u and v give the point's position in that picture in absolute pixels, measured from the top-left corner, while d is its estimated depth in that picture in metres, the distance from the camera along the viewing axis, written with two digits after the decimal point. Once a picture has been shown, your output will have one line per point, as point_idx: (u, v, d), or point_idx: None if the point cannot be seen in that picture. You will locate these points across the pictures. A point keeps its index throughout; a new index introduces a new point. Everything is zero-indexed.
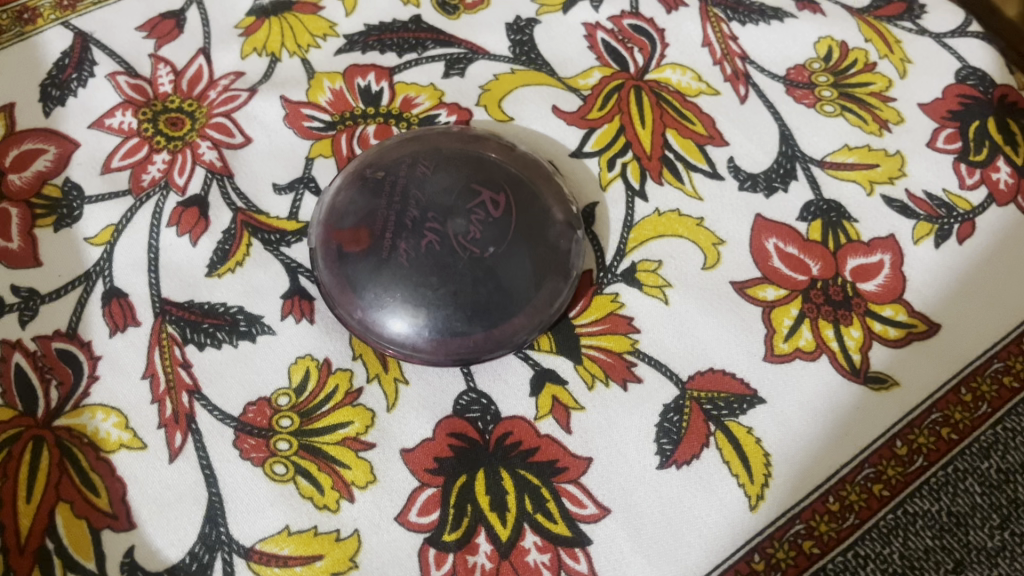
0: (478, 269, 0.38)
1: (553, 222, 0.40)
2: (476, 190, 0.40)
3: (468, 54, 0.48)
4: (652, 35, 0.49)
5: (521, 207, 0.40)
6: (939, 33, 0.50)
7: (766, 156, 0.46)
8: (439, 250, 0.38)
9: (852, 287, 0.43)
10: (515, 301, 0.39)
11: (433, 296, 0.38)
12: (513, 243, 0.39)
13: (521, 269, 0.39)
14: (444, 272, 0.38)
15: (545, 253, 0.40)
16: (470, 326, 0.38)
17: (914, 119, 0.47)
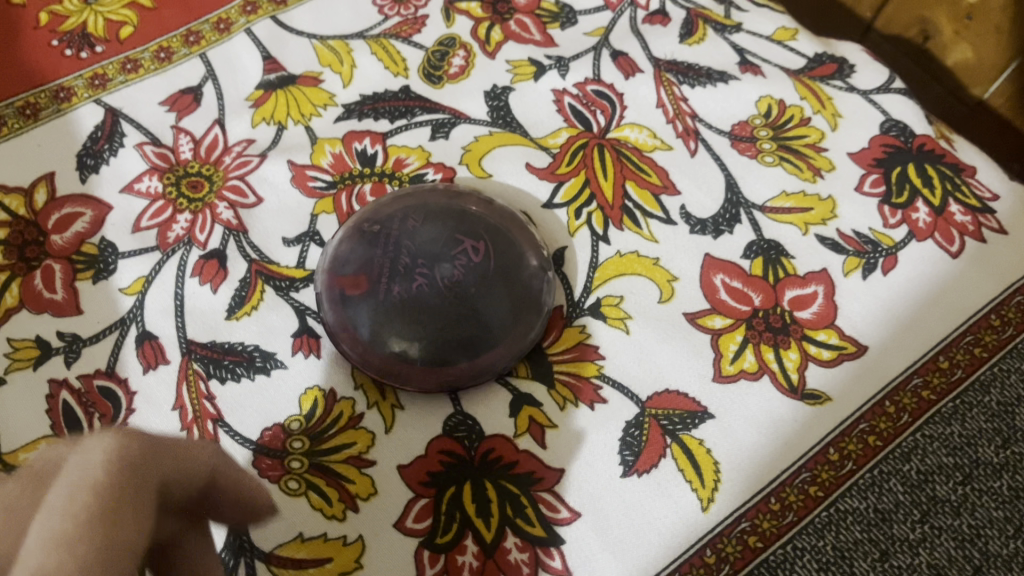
0: (462, 307, 0.44)
1: (526, 266, 0.47)
2: (459, 239, 0.46)
3: (451, 119, 0.55)
4: (613, 99, 0.56)
5: (498, 252, 0.46)
6: (866, 90, 0.57)
7: (713, 203, 0.52)
8: (429, 292, 0.45)
9: (790, 315, 0.49)
10: (495, 334, 0.45)
11: (424, 331, 0.44)
12: (493, 284, 0.45)
13: (500, 306, 0.45)
14: (433, 310, 0.44)
15: (519, 291, 0.46)
16: (457, 356, 0.44)
17: (844, 166, 0.54)
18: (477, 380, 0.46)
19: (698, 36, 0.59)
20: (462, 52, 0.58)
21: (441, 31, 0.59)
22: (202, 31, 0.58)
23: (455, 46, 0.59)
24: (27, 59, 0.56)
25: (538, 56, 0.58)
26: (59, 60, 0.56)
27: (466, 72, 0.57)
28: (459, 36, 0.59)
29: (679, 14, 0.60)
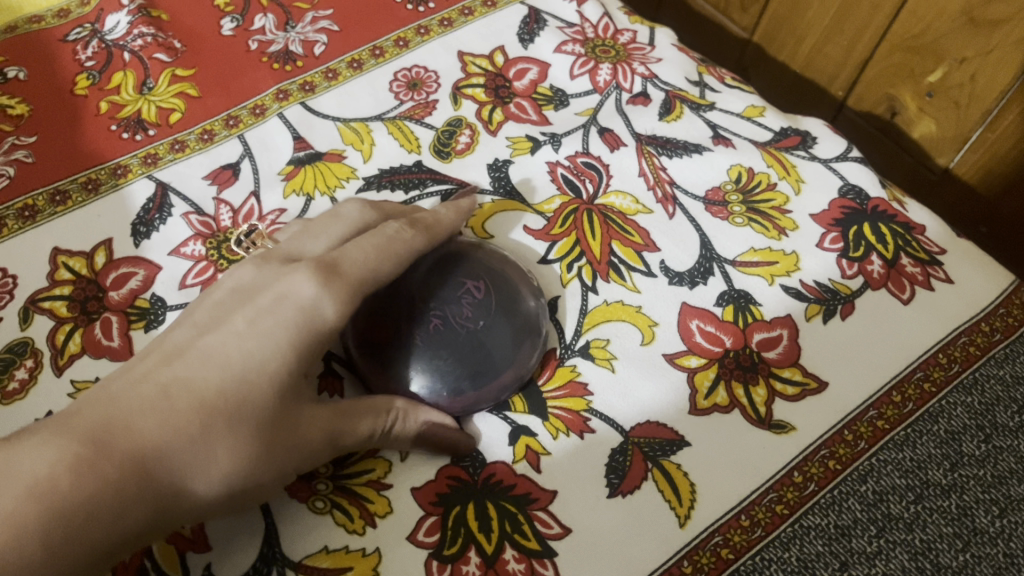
0: (473, 343, 0.51)
1: (523, 300, 0.54)
2: (463, 282, 0.53)
3: (458, 189, 0.63)
4: (600, 170, 0.64)
5: (498, 290, 0.53)
6: (826, 159, 0.65)
7: (690, 258, 0.59)
8: (443, 332, 0.51)
9: (757, 355, 0.55)
10: (504, 361, 0.52)
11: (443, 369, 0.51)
12: (496, 318, 0.52)
13: (504, 337, 0.52)
14: (450, 345, 0.51)
15: (519, 323, 0.53)
16: (475, 383, 0.51)
17: (806, 226, 0.61)
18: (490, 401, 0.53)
19: (675, 113, 0.67)
20: (467, 131, 0.66)
21: (449, 113, 0.67)
22: (241, 115, 0.66)
23: (461, 127, 0.67)
24: (89, 142, 0.64)
25: (534, 134, 0.66)
26: (118, 142, 0.64)
27: (471, 147, 0.65)
28: (465, 117, 0.67)
29: (658, 95, 0.68)
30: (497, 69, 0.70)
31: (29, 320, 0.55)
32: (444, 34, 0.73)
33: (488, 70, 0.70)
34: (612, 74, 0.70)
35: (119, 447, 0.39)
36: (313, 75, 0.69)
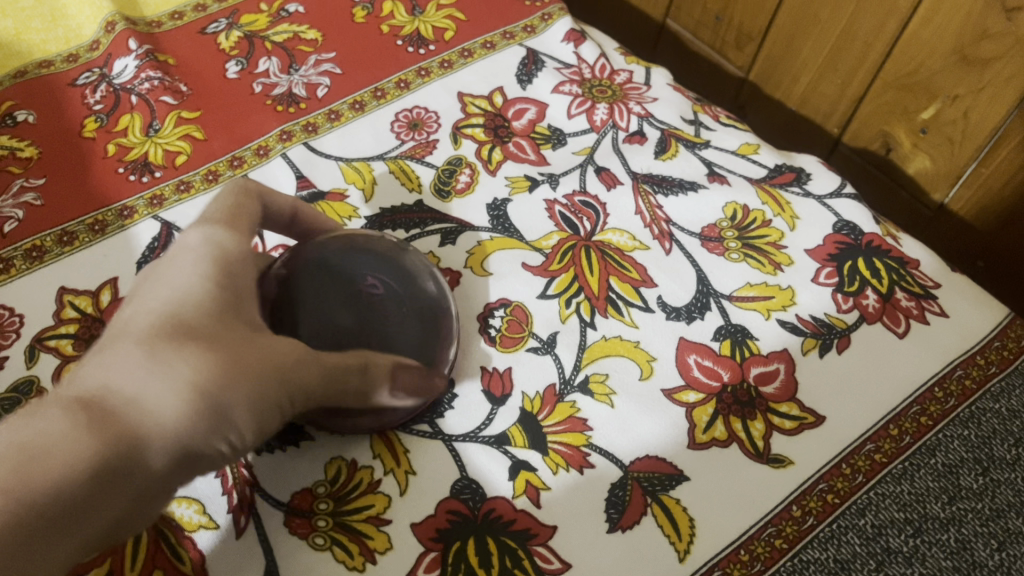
0: (404, 335, 0.51)
1: (398, 266, 0.53)
2: (368, 278, 0.51)
3: (458, 227, 0.64)
4: (597, 208, 0.65)
5: (381, 273, 0.52)
6: (821, 195, 0.66)
7: (687, 293, 0.60)
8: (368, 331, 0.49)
9: (755, 390, 0.56)
10: (434, 321, 0.53)
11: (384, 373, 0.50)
12: (403, 297, 0.52)
13: (423, 303, 0.52)
14: (410, 345, 0.51)
15: (429, 305, 0.53)
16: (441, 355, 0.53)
17: (801, 261, 0.62)
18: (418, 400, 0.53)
19: (671, 152, 0.68)
20: (467, 171, 0.67)
21: (450, 153, 0.69)
22: (245, 156, 0.68)
23: (461, 166, 0.68)
24: (97, 184, 0.65)
25: (532, 173, 0.67)
26: (124, 184, 0.65)
27: (471, 187, 0.66)
28: (465, 157, 0.69)
29: (654, 134, 0.70)
30: (496, 109, 0.72)
31: (35, 359, 0.56)
32: (445, 75, 0.74)
33: (488, 110, 0.72)
34: (609, 114, 0.71)
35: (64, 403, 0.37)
36: (316, 116, 0.71)
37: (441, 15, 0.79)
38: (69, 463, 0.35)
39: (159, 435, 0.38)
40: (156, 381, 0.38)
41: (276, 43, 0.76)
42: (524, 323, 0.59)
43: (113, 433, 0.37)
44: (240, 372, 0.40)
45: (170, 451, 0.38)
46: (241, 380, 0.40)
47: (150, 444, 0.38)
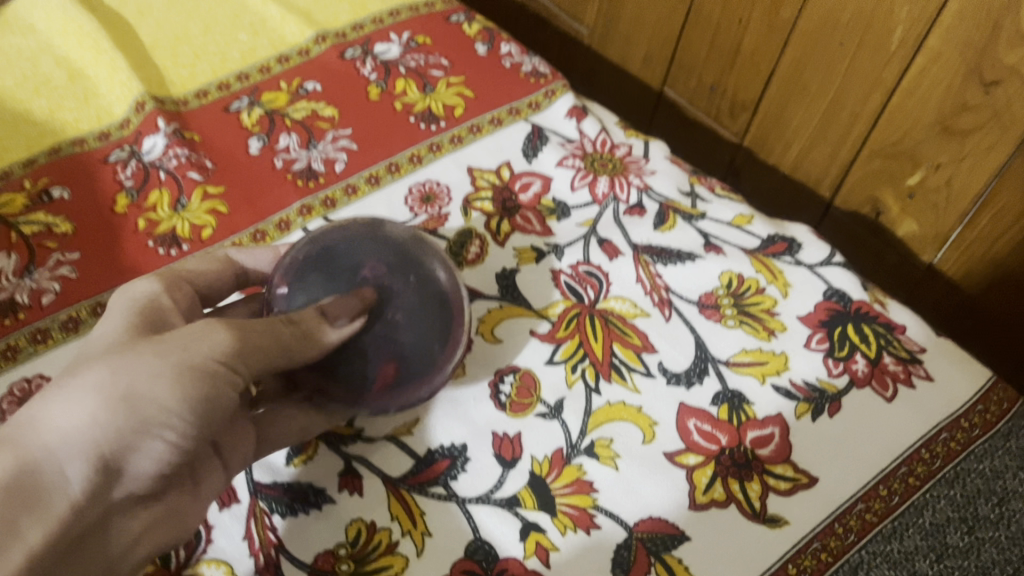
0: (421, 296, 0.52)
1: (397, 242, 0.55)
2: (365, 258, 0.52)
3: (469, 296, 0.67)
4: (600, 277, 0.69)
5: (384, 253, 0.53)
6: (812, 263, 0.70)
7: (687, 359, 0.63)
8: (383, 299, 0.51)
9: (751, 452, 0.59)
10: (443, 298, 0.53)
11: (418, 333, 0.51)
12: (409, 272, 0.53)
13: (432, 281, 0.53)
14: (423, 321, 0.52)
15: (432, 273, 0.54)
16: (454, 329, 0.53)
17: (794, 327, 0.65)
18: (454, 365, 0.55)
19: (669, 223, 0.72)
20: (477, 242, 0.71)
21: (460, 225, 0.73)
22: (267, 230, 0.72)
23: (470, 237, 0.72)
24: (128, 258, 0.69)
25: (539, 244, 0.71)
26: (154, 257, 0.69)
27: (481, 257, 0.70)
28: (474, 228, 0.72)
29: (653, 206, 0.74)
30: (504, 183, 0.76)
31: None
32: (455, 150, 0.79)
33: (496, 184, 0.76)
34: (610, 186, 0.75)
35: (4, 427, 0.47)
36: (334, 191, 0.75)
37: (451, 92, 0.83)
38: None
39: (61, 438, 0.46)
40: (63, 394, 0.46)
41: (296, 120, 0.80)
42: (533, 388, 0.62)
43: (21, 445, 0.45)
44: (127, 367, 0.47)
45: (76, 451, 0.46)
46: (131, 374, 0.47)
47: (56, 451, 0.46)
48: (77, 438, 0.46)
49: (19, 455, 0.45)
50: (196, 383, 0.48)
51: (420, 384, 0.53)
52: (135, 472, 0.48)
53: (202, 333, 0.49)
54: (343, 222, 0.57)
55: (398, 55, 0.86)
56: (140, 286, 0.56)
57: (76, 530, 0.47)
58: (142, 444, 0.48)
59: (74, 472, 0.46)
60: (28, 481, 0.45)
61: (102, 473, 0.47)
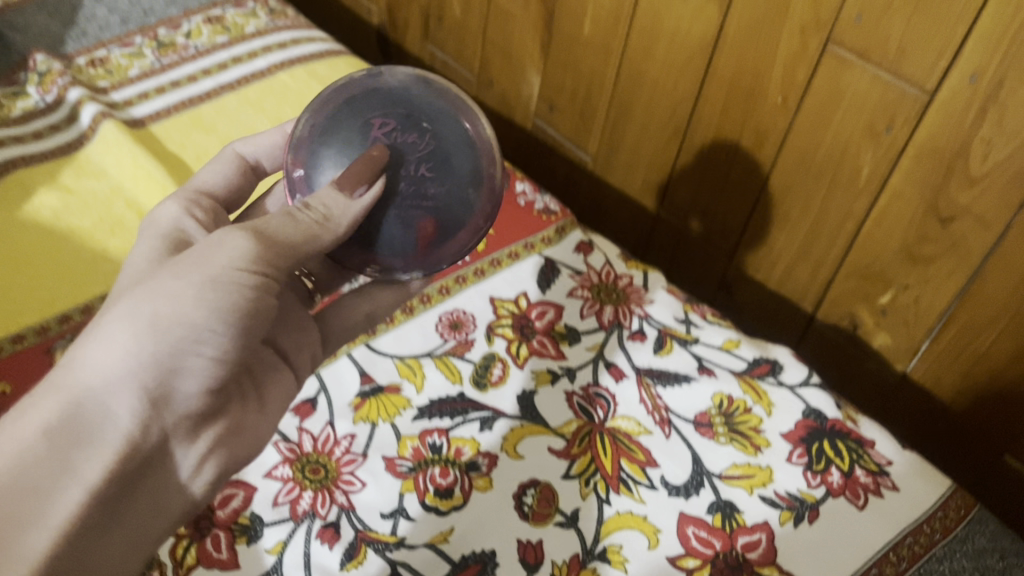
0: (433, 139, 0.66)
1: (389, 89, 0.67)
2: (373, 117, 0.66)
3: (494, 415, 0.77)
4: (608, 397, 0.79)
5: (392, 114, 0.66)
6: (792, 384, 0.80)
7: (685, 472, 0.73)
8: (404, 153, 0.65)
9: (742, 556, 0.68)
10: (448, 122, 0.67)
11: (441, 186, 0.65)
12: (418, 124, 0.66)
13: (445, 128, 0.67)
14: (442, 166, 0.66)
15: (432, 98, 0.68)
16: (465, 148, 0.67)
17: (777, 443, 0.75)
18: (479, 232, 0.69)
19: (667, 348, 0.83)
20: (500, 365, 0.81)
21: (484, 350, 0.83)
22: None
23: (494, 360, 0.82)
24: None
25: (554, 367, 0.81)
26: None
27: (504, 379, 0.80)
28: (497, 352, 0.82)
29: (653, 333, 0.85)
30: (521, 311, 0.87)
31: None
32: (479, 281, 0.89)
33: (515, 311, 0.87)
34: (615, 314, 0.86)
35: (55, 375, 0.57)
36: None
37: None
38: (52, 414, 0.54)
39: (101, 377, 0.56)
40: (99, 337, 0.57)
41: None
42: (552, 500, 0.71)
43: (67, 390, 0.55)
44: (149, 297, 0.57)
45: (117, 385, 0.56)
46: (152, 305, 0.57)
47: (97, 390, 0.56)
48: (114, 371, 0.56)
49: (66, 399, 0.55)
50: (221, 292, 0.58)
51: (453, 239, 0.67)
52: (183, 393, 0.58)
53: (223, 241, 0.60)
54: (343, 83, 0.69)
55: None
56: (168, 213, 0.71)
57: (138, 459, 0.57)
58: (183, 364, 0.58)
59: (122, 407, 0.56)
60: (78, 421, 0.55)
61: (149, 403, 0.57)
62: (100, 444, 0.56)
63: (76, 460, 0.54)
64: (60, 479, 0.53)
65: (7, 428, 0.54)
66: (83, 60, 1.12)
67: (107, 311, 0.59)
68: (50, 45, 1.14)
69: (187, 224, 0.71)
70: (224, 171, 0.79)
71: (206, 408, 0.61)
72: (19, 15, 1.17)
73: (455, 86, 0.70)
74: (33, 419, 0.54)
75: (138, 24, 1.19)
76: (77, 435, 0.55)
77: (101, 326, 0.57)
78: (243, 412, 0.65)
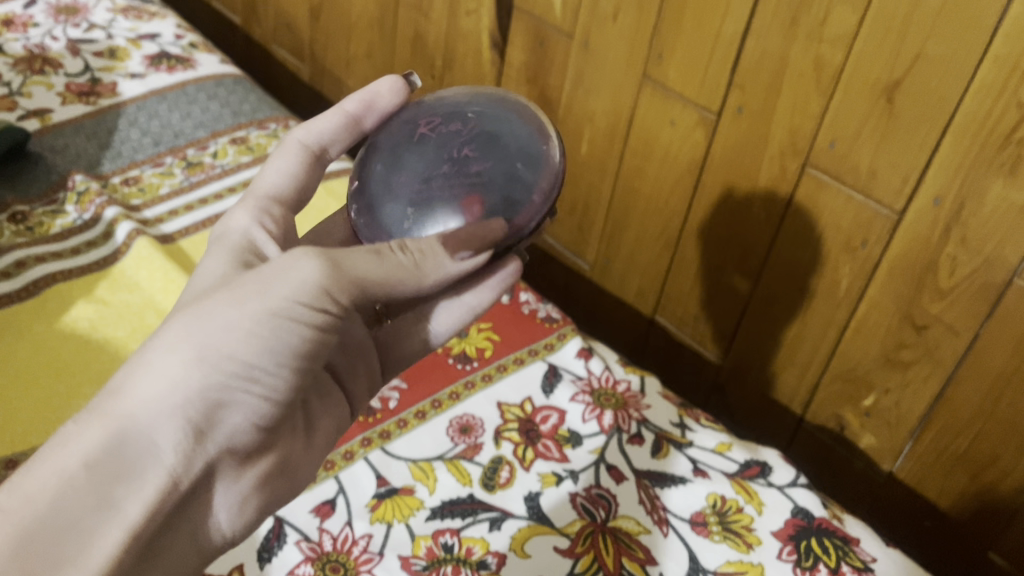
0: (475, 124, 0.70)
1: (440, 101, 0.74)
2: (422, 120, 0.72)
3: (502, 515, 0.82)
4: (609, 497, 0.84)
5: (439, 115, 0.72)
6: (781, 484, 0.87)
7: (682, 569, 0.78)
8: (451, 137, 0.69)
9: None
10: (495, 114, 0.71)
11: (485, 162, 0.68)
12: (463, 116, 0.71)
13: (491, 116, 0.71)
14: (487, 142, 0.68)
15: (483, 99, 0.74)
16: (512, 129, 0.70)
17: (768, 541, 0.81)
18: (538, 212, 0.68)
19: (664, 451, 0.89)
20: (507, 468, 0.87)
21: (492, 453, 0.88)
22: (336, 459, 0.86)
23: (501, 463, 0.87)
24: None
25: (558, 469, 0.87)
26: None
27: (511, 480, 0.86)
28: (504, 455, 0.88)
29: (650, 436, 0.91)
30: (527, 415, 0.92)
31: None
32: (486, 386, 0.95)
33: (521, 416, 0.92)
34: (614, 418, 0.92)
35: (101, 400, 0.60)
36: (389, 424, 0.90)
37: (481, 336, 1.02)
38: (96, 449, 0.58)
39: (146, 411, 0.59)
40: (146, 367, 0.60)
41: None
42: None
43: (113, 422, 0.59)
44: (204, 328, 0.60)
45: (162, 419, 0.59)
46: (205, 335, 0.60)
47: (141, 424, 0.59)
48: (162, 404, 0.59)
49: (111, 431, 0.59)
50: (280, 330, 0.61)
51: (509, 217, 0.67)
52: (229, 426, 0.62)
53: (291, 267, 0.62)
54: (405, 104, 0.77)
55: None
56: (236, 223, 0.76)
57: (177, 495, 0.61)
58: (232, 400, 0.62)
59: (165, 444, 0.60)
60: (122, 454, 0.59)
61: (192, 437, 0.61)
62: (142, 477, 0.59)
63: (116, 495, 0.58)
64: (102, 517, 0.57)
65: (52, 457, 0.58)
66: (118, 180, 1.21)
67: (159, 332, 0.62)
68: (88, 165, 1.23)
69: (254, 234, 0.75)
70: (289, 169, 0.81)
71: (251, 442, 0.65)
72: (58, 137, 1.26)
73: (511, 93, 0.76)
74: (76, 447, 0.58)
75: (169, 146, 1.28)
76: (117, 467, 0.58)
77: (152, 352, 0.61)
78: (289, 444, 0.70)
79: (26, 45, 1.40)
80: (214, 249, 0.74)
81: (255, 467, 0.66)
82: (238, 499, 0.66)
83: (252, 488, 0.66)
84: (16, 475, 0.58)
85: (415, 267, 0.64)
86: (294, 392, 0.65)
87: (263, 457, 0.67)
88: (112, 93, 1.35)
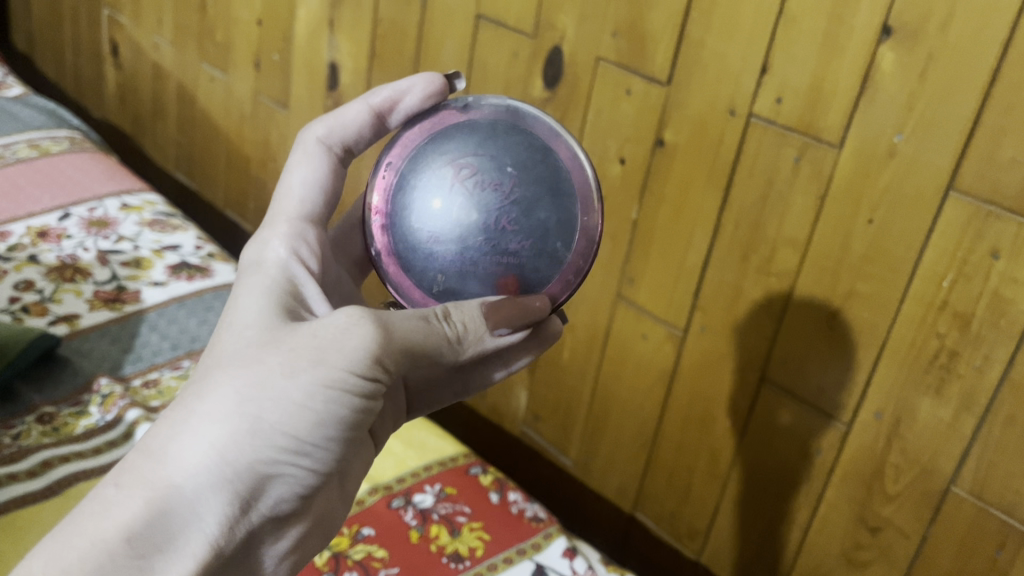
0: (516, 185, 0.70)
1: (475, 133, 0.73)
2: (457, 163, 0.71)
3: None
4: None
5: (477, 159, 0.71)
6: None
7: None
8: (490, 202, 0.70)
9: None
10: (536, 173, 0.71)
11: (523, 241, 0.70)
12: (504, 172, 0.70)
13: (531, 176, 0.71)
14: (528, 218, 0.70)
15: (521, 141, 0.72)
16: (553, 198, 0.71)
17: None
18: (571, 283, 0.73)
19: None
20: None
21: None
22: None
23: None
24: None
25: None
26: None
27: None
28: None
29: None
30: None
31: None
32: None
33: None
34: None
35: (142, 466, 0.60)
36: None
37: (473, 535, 1.09)
38: (136, 522, 0.58)
39: (192, 484, 0.59)
40: (193, 437, 0.60)
41: (356, 560, 1.03)
42: None
43: (157, 493, 0.59)
44: (255, 395, 0.60)
45: (208, 493, 0.60)
46: (257, 406, 0.60)
47: (185, 496, 0.59)
48: (207, 475, 0.59)
49: (154, 503, 0.58)
50: (332, 402, 0.61)
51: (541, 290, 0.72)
52: (269, 498, 0.63)
53: (340, 334, 0.62)
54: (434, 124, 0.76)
55: (432, 504, 1.12)
56: (275, 254, 0.73)
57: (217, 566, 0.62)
58: (277, 475, 0.62)
59: (207, 518, 0.60)
60: (164, 526, 0.59)
61: (236, 511, 0.61)
62: (181, 548, 0.59)
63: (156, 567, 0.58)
64: None
65: (93, 527, 0.58)
66: (138, 382, 1.32)
67: (203, 391, 0.62)
68: (111, 368, 1.34)
69: (293, 268, 0.73)
70: (316, 173, 0.80)
71: (290, 511, 0.66)
72: (85, 341, 1.38)
73: (549, 117, 0.74)
74: (119, 518, 0.58)
75: (186, 349, 1.40)
76: (161, 539, 0.59)
77: (201, 413, 0.60)
78: (329, 503, 0.72)
79: (59, 255, 1.54)
80: (252, 279, 0.72)
81: (294, 528, 0.68)
82: (275, 561, 0.68)
83: (286, 549, 0.68)
84: (56, 539, 0.58)
85: (456, 344, 0.66)
86: (336, 462, 0.66)
87: (301, 522, 0.69)
88: (136, 300, 1.48)
